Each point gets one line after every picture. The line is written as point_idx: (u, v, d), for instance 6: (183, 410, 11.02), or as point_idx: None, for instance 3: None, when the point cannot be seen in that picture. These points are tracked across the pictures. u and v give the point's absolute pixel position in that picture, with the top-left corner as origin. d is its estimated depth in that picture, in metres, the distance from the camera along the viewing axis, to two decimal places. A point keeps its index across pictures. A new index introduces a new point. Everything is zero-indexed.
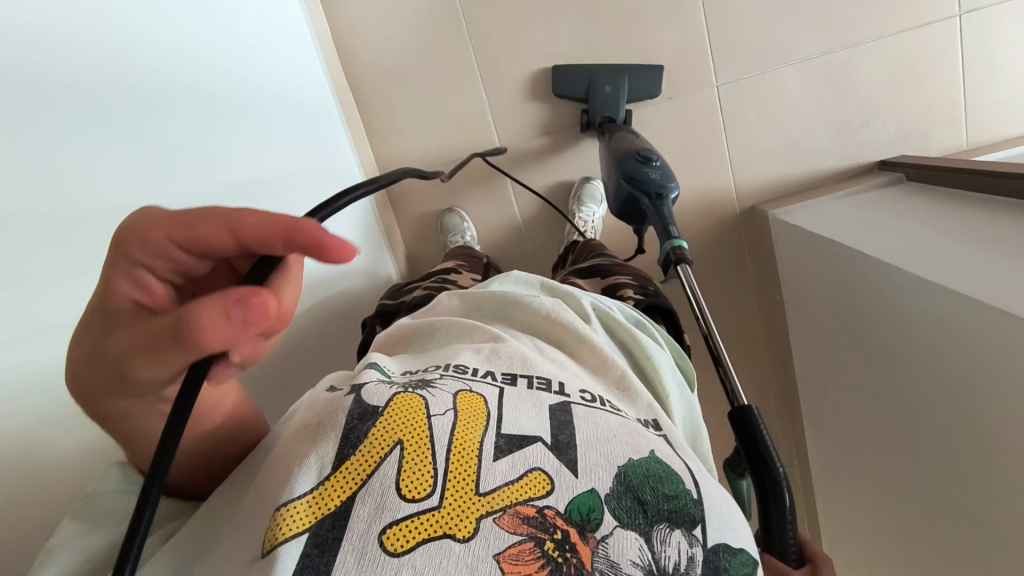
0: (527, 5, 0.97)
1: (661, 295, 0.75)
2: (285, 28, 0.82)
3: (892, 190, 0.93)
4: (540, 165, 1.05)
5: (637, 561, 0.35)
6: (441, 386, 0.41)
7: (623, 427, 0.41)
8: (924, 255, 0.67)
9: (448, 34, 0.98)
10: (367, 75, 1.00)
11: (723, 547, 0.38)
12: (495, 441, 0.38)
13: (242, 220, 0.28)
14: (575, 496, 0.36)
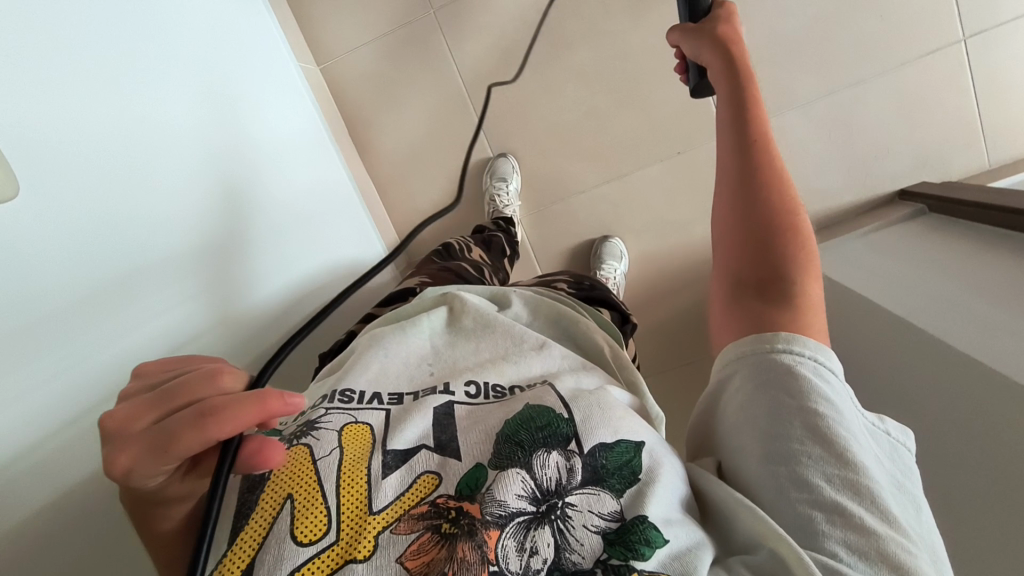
0: (531, 83, 1.02)
1: (598, 285, 0.78)
2: (301, 143, 0.92)
3: (917, 225, 0.93)
4: (558, 228, 1.08)
5: (522, 494, 0.36)
6: (325, 424, 0.41)
7: (499, 408, 0.43)
8: (970, 330, 0.67)
9: (457, 119, 1.04)
10: (385, 165, 1.07)
11: (599, 446, 0.39)
12: (382, 460, 0.38)
13: (222, 434, 0.29)
14: (462, 477, 0.38)
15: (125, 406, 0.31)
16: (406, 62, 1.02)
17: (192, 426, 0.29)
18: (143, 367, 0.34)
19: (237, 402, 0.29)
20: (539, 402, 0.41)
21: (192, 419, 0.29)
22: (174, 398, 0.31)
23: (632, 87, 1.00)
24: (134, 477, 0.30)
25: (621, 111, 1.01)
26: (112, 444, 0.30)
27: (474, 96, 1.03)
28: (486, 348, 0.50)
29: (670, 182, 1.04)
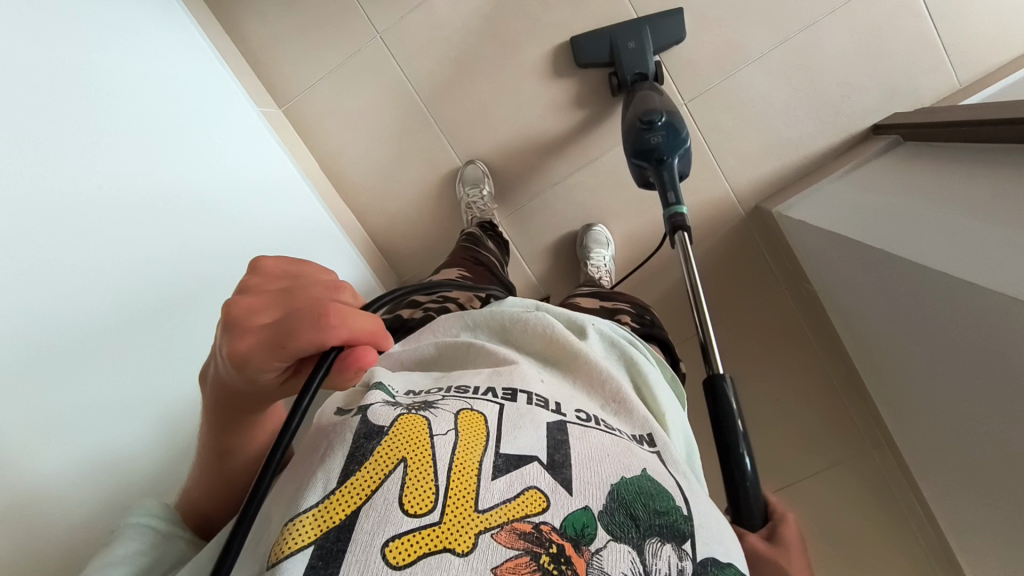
0: (487, 86, 1.02)
1: (657, 324, 0.80)
2: (267, 181, 0.92)
3: (896, 157, 0.91)
4: (540, 223, 1.08)
5: (627, 573, 0.33)
6: (442, 405, 0.39)
7: (618, 449, 0.40)
8: (965, 250, 0.65)
9: (421, 134, 1.05)
10: (357, 190, 1.09)
11: (711, 560, 0.36)
12: (493, 460, 0.36)
13: (332, 339, 0.32)
14: (570, 513, 0.34)
15: (250, 297, 0.35)
16: (361, 88, 1.04)
17: (311, 322, 0.32)
18: (271, 266, 0.37)
19: (355, 320, 0.33)
20: (657, 473, 0.40)
21: (310, 316, 0.32)
22: (300, 298, 0.34)
23: (586, 72, 1.00)
24: (247, 363, 0.34)
25: (580, 98, 1.01)
26: (239, 327, 0.33)
27: (434, 109, 1.04)
28: (591, 390, 0.48)
29: None
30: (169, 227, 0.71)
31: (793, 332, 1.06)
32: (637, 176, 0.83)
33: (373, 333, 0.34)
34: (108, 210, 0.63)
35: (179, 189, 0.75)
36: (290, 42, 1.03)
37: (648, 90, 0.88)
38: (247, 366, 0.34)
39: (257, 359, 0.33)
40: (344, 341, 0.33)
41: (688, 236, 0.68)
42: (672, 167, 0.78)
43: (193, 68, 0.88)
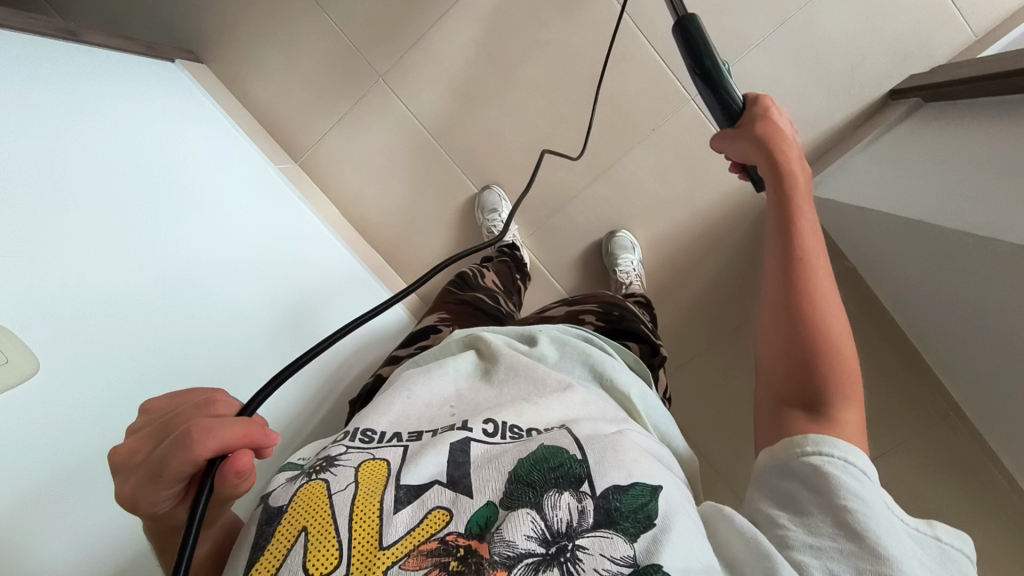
0: (490, 110, 1.03)
1: (626, 317, 0.79)
2: (290, 235, 0.95)
3: (919, 121, 0.88)
4: (563, 238, 1.08)
5: (532, 535, 0.36)
6: (344, 461, 0.42)
7: (514, 445, 0.43)
8: (1007, 211, 0.63)
9: (433, 167, 1.07)
10: (379, 230, 1.10)
11: (613, 489, 0.39)
12: (394, 493, 0.39)
13: (200, 457, 0.32)
14: (473, 513, 0.38)
15: (128, 440, 0.35)
16: (371, 131, 1.06)
17: (175, 448, 0.32)
18: (150, 404, 0.37)
19: (221, 426, 0.33)
20: (554, 442, 0.42)
21: (174, 442, 0.33)
22: (172, 426, 0.35)
23: (587, 82, 1.00)
24: (138, 504, 0.34)
25: (585, 108, 1.01)
26: (123, 473, 0.34)
27: (443, 142, 1.05)
28: (511, 389, 0.50)
29: (656, 159, 1.02)
30: (198, 302, 0.75)
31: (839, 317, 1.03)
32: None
33: (247, 429, 0.34)
34: (128, 295, 0.67)
35: (189, 259, 0.77)
36: (296, 98, 1.06)
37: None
38: (139, 506, 0.34)
39: (146, 498, 0.34)
40: (219, 448, 0.33)
41: None
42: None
43: (209, 143, 0.93)
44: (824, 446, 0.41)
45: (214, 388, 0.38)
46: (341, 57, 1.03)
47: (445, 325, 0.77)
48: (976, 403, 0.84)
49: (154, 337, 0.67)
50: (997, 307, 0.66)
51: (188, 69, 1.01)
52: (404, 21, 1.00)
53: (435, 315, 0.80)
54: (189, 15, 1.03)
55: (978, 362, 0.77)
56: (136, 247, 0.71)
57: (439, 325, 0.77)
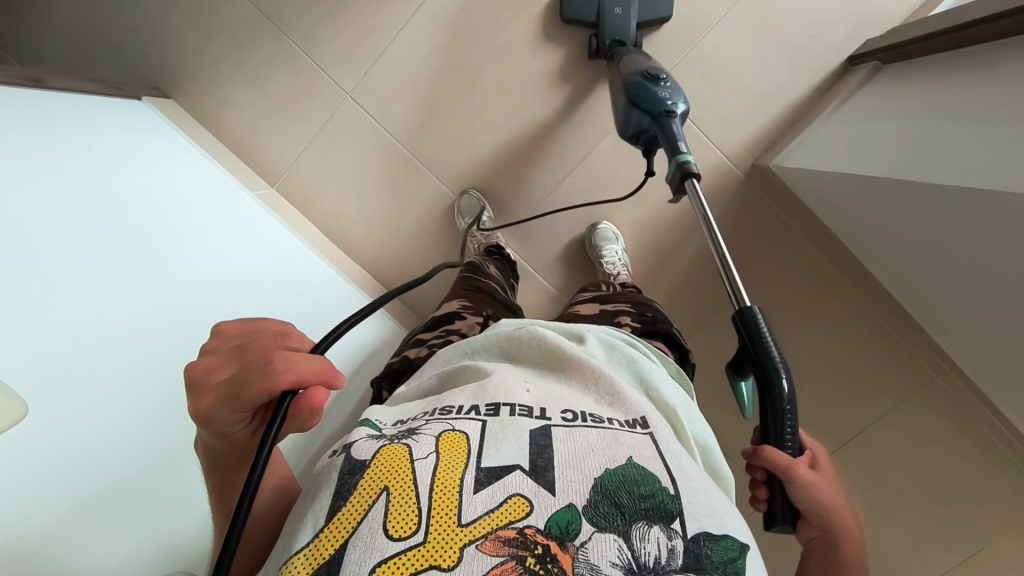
0: (462, 115, 1.04)
1: (660, 321, 0.81)
2: (269, 257, 0.95)
3: (880, 83, 0.90)
4: (546, 234, 1.08)
5: (617, 562, 0.37)
6: (426, 431, 0.45)
7: (601, 443, 0.45)
8: (978, 159, 0.64)
9: (411, 177, 1.07)
10: (362, 245, 1.10)
11: (703, 534, 0.40)
12: (474, 475, 0.41)
13: (278, 385, 0.37)
14: (554, 513, 0.39)
15: (208, 358, 0.40)
16: (344, 148, 1.07)
17: (258, 375, 0.37)
18: (226, 326, 0.41)
19: (302, 362, 0.38)
20: (643, 463, 0.43)
21: (257, 368, 0.37)
22: (251, 352, 0.39)
23: (554, 78, 1.01)
24: (212, 419, 0.39)
25: (556, 103, 1.02)
26: (200, 389, 0.39)
27: (418, 151, 1.06)
28: (581, 389, 0.53)
29: (629, 147, 1.03)
30: (179, 339, 0.76)
31: (823, 288, 1.04)
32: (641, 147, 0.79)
33: (321, 369, 0.39)
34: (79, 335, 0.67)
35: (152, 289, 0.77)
36: (266, 123, 1.06)
37: (634, 57, 0.84)
38: (213, 421, 0.39)
39: (222, 412, 0.39)
40: (295, 382, 0.38)
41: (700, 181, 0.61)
42: (677, 125, 0.70)
43: (178, 170, 0.93)
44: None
45: (288, 323, 0.43)
46: (307, 78, 1.04)
47: (467, 314, 0.81)
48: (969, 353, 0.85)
49: (128, 382, 0.69)
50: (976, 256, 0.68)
51: (156, 104, 1.01)
52: (367, 35, 1.01)
53: (456, 302, 0.84)
54: (149, 49, 1.03)
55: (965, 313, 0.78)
56: (111, 290, 0.73)
57: (461, 313, 0.81)
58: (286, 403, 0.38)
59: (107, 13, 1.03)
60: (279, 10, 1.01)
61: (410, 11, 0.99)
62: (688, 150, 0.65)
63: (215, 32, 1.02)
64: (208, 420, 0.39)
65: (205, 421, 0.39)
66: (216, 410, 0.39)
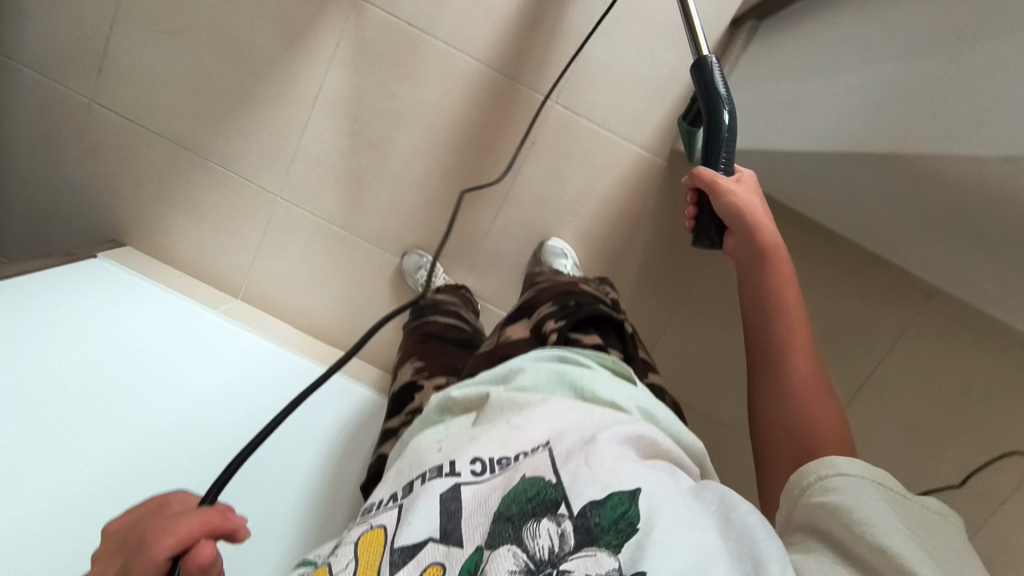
0: (384, 185, 1.08)
1: (583, 304, 0.73)
2: (240, 362, 1.00)
3: (760, 44, 0.91)
4: (496, 271, 1.11)
5: (515, 569, 0.34)
6: (346, 541, 0.40)
7: (500, 475, 0.41)
8: (848, 108, 0.64)
9: (356, 253, 1.11)
10: (333, 328, 1.16)
11: (590, 505, 0.37)
12: (388, 560, 0.36)
13: (161, 558, 0.33)
14: (465, 563, 0.36)
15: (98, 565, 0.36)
16: (289, 243, 1.12)
17: (136, 558, 0.33)
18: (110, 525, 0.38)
19: (176, 522, 0.34)
20: (535, 472, 0.39)
21: (136, 551, 0.34)
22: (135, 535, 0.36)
23: (457, 126, 1.04)
24: None
25: (467, 147, 1.05)
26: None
27: (357, 230, 1.10)
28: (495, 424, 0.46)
29: (548, 169, 1.05)
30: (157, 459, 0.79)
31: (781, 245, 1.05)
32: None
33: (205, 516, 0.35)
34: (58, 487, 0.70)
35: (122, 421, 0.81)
36: (214, 244, 1.13)
37: None
38: None
39: None
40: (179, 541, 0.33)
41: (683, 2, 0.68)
42: None
43: (137, 310, 0.99)
44: (843, 469, 0.43)
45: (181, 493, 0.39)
46: (237, 194, 1.10)
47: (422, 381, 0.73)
48: (937, 271, 0.84)
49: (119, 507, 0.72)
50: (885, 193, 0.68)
51: (112, 257, 1.08)
52: (277, 141, 1.07)
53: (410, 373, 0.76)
54: (95, 210, 1.12)
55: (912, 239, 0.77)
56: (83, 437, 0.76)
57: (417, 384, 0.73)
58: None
59: (49, 189, 1.11)
60: (194, 140, 1.07)
61: (308, 106, 1.05)
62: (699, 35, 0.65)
63: (145, 176, 1.10)
64: None
65: None
66: None
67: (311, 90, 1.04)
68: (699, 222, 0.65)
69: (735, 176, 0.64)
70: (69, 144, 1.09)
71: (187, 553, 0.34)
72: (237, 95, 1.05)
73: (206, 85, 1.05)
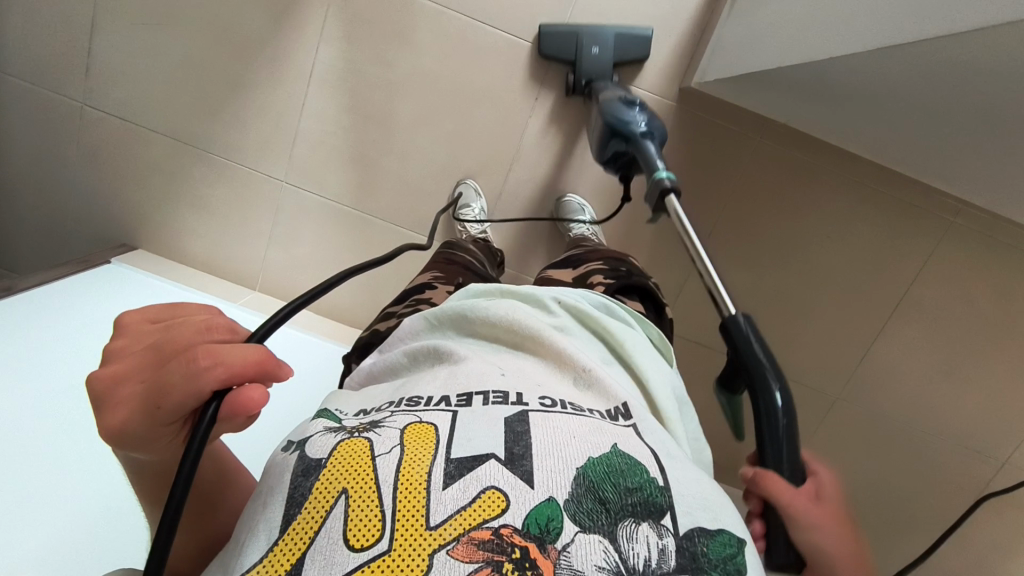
0: (390, 158, 1.05)
1: (635, 273, 0.74)
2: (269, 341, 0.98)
3: None
4: (512, 235, 1.09)
5: (604, 566, 0.30)
6: (391, 422, 0.38)
7: (585, 430, 0.38)
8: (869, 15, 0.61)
9: (369, 232, 1.10)
10: (355, 312, 1.15)
11: (698, 531, 0.34)
12: (443, 468, 0.34)
13: (208, 382, 0.33)
14: (533, 508, 0.32)
15: (115, 366, 0.35)
16: (299, 229, 1.10)
17: (181, 374, 0.33)
18: (132, 316, 0.38)
19: (231, 354, 0.34)
20: (626, 449, 0.37)
21: (178, 366, 0.34)
22: (169, 349, 0.35)
23: (458, 89, 1.01)
24: (127, 431, 0.35)
25: (470, 110, 1.02)
26: (105, 403, 0.35)
27: (368, 208, 1.08)
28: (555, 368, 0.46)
29: (555, 124, 1.03)
30: None
31: (802, 176, 1.03)
32: (618, 173, 0.86)
33: (257, 358, 0.35)
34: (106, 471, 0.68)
35: None
36: (225, 239, 1.12)
37: (612, 90, 0.89)
38: (130, 435, 0.35)
39: (132, 423, 0.34)
40: (229, 375, 0.34)
41: (675, 200, 0.66)
42: (651, 145, 0.77)
43: (158, 308, 0.98)
44: None
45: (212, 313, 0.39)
46: (241, 183, 1.08)
47: (437, 287, 0.73)
48: (973, 178, 0.81)
49: None
50: (919, 98, 0.65)
51: (125, 261, 1.07)
52: (275, 124, 1.04)
53: (426, 276, 0.76)
54: (103, 216, 1.11)
55: (947, 144, 0.74)
56: None
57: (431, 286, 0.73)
58: (216, 407, 0.34)
59: (54, 200, 1.10)
60: (193, 134, 1.05)
61: (304, 85, 1.02)
62: (662, 167, 0.72)
63: (148, 176, 1.08)
64: (119, 421, 0.34)
65: (114, 427, 0.35)
66: (130, 422, 0.34)
67: (305, 69, 1.01)
68: (768, 534, 0.43)
69: (806, 488, 0.44)
70: (65, 148, 1.06)
71: (235, 388, 0.34)
72: (229, 82, 1.02)
73: (197, 75, 1.02)
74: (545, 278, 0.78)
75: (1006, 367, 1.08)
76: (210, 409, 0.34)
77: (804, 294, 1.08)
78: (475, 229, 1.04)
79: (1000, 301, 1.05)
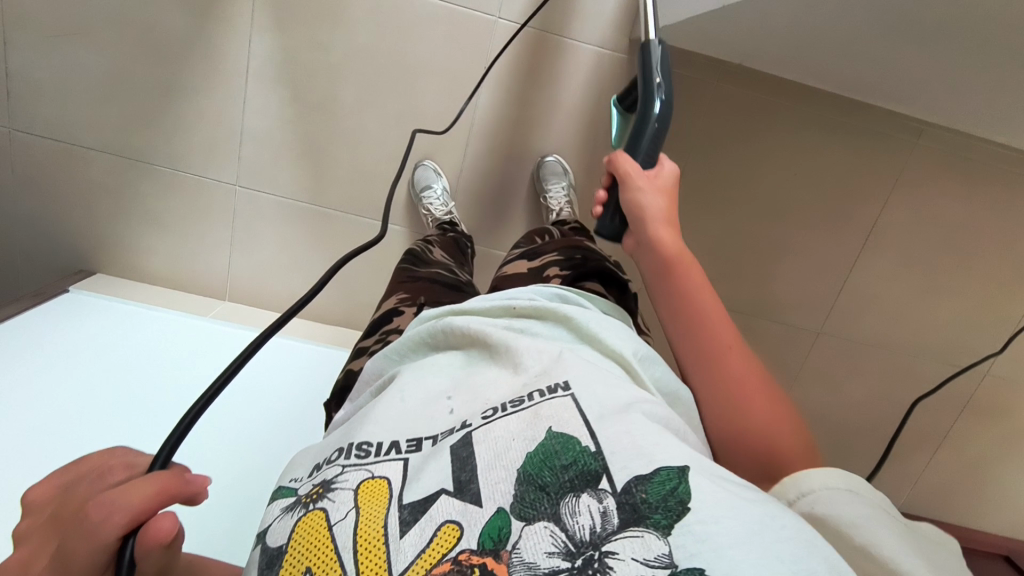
0: (343, 147, 1.02)
1: (589, 259, 0.72)
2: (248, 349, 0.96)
3: None
4: (480, 210, 1.07)
5: (554, 549, 0.30)
6: (341, 484, 0.35)
7: (521, 426, 0.36)
8: None
9: (334, 225, 1.07)
10: (331, 307, 1.12)
11: (634, 480, 0.32)
12: (398, 516, 0.33)
13: (112, 535, 0.29)
14: (484, 525, 0.31)
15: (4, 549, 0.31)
16: (261, 232, 1.07)
17: (78, 538, 0.29)
18: (32, 493, 0.32)
19: (126, 492, 0.30)
20: (561, 427, 0.35)
21: (73, 528, 0.29)
22: (61, 511, 0.31)
23: (402, 67, 0.97)
24: None
25: (418, 87, 0.98)
26: None
27: (328, 201, 1.05)
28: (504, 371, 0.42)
29: (507, 91, 1.00)
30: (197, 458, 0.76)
31: (764, 115, 1.01)
32: None
33: (162, 485, 0.31)
34: None
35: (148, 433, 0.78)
36: (186, 251, 1.08)
37: None
38: None
39: None
40: (135, 517, 0.30)
41: None
42: None
43: (126, 332, 0.95)
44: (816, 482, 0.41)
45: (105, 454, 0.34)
46: (193, 192, 1.04)
47: (405, 306, 0.69)
48: (935, 95, 0.80)
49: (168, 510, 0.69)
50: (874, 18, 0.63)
51: (86, 287, 1.03)
52: (218, 126, 1.00)
53: (391, 297, 0.72)
54: (54, 245, 1.06)
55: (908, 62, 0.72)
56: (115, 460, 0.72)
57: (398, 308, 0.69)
58: (130, 552, 0.30)
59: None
60: (134, 148, 1.01)
61: (241, 81, 0.97)
62: None
63: (94, 198, 1.03)
64: None
65: None
66: None
67: (239, 65, 0.96)
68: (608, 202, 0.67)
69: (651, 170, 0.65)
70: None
71: (143, 527, 0.30)
72: (163, 89, 0.97)
73: (127, 86, 0.97)
74: (503, 275, 0.75)
75: (982, 277, 1.09)
76: (124, 558, 0.29)
77: (779, 232, 1.07)
78: (438, 210, 1.02)
79: (971, 214, 1.06)
